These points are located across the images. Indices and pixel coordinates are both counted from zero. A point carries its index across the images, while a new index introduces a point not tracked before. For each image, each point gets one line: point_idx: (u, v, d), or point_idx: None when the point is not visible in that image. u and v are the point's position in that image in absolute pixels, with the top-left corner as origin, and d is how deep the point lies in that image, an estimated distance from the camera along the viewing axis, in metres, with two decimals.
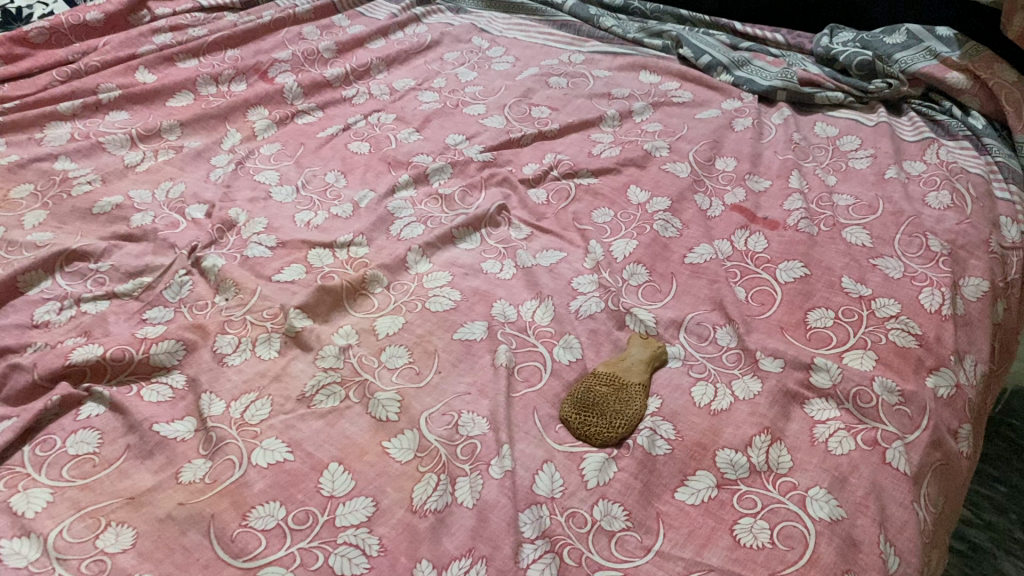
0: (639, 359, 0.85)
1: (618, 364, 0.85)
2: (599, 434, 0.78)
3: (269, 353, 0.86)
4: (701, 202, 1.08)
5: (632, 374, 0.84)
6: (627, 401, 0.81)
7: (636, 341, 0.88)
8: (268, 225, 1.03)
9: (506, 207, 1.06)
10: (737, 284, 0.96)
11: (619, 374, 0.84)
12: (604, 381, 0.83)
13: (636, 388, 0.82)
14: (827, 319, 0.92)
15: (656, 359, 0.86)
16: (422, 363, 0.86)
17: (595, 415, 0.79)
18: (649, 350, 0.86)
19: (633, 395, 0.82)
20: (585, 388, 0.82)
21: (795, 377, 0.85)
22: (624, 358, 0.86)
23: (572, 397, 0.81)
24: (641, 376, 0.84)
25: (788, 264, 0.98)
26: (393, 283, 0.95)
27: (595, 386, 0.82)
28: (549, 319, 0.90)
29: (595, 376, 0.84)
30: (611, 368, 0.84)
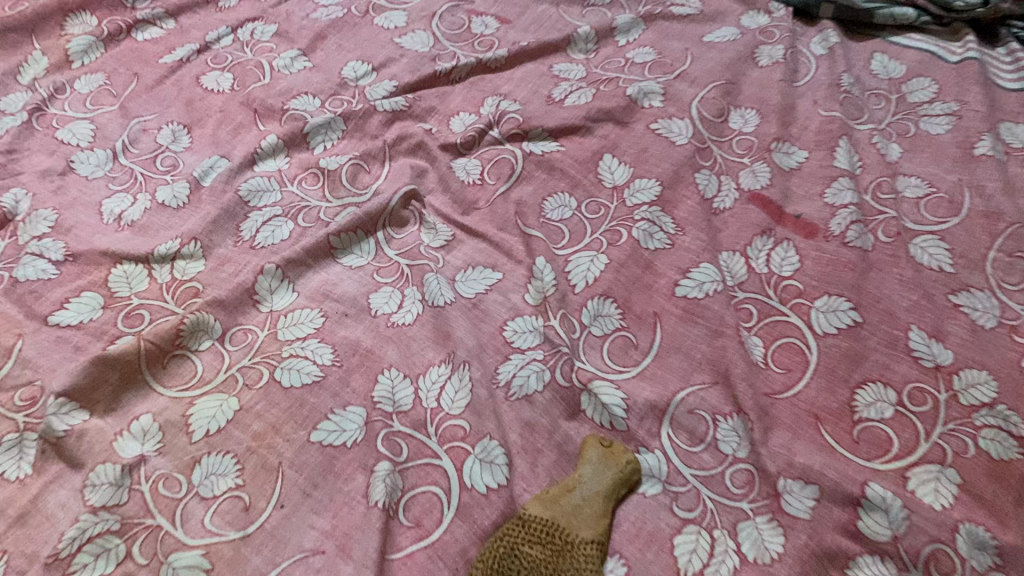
0: (595, 491, 0.55)
1: (561, 499, 0.54)
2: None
3: (17, 473, 0.55)
4: (704, 185, 0.73)
5: (582, 521, 0.53)
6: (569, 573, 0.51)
7: (593, 450, 0.57)
8: (57, 223, 0.69)
9: (417, 194, 0.73)
10: (752, 337, 0.65)
11: (562, 521, 0.53)
12: (537, 535, 0.53)
13: (586, 546, 0.52)
14: (885, 406, 0.60)
15: (622, 486, 0.56)
16: (253, 492, 0.55)
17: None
18: (612, 472, 0.55)
19: (581, 560, 0.52)
20: (505, 550, 0.52)
21: (834, 519, 0.55)
22: (572, 486, 0.55)
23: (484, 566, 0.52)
24: (596, 523, 0.53)
25: (828, 300, 0.66)
26: (229, 333, 0.63)
27: (521, 545, 0.52)
28: (462, 403, 0.59)
29: (524, 522, 0.53)
30: (549, 508, 0.54)
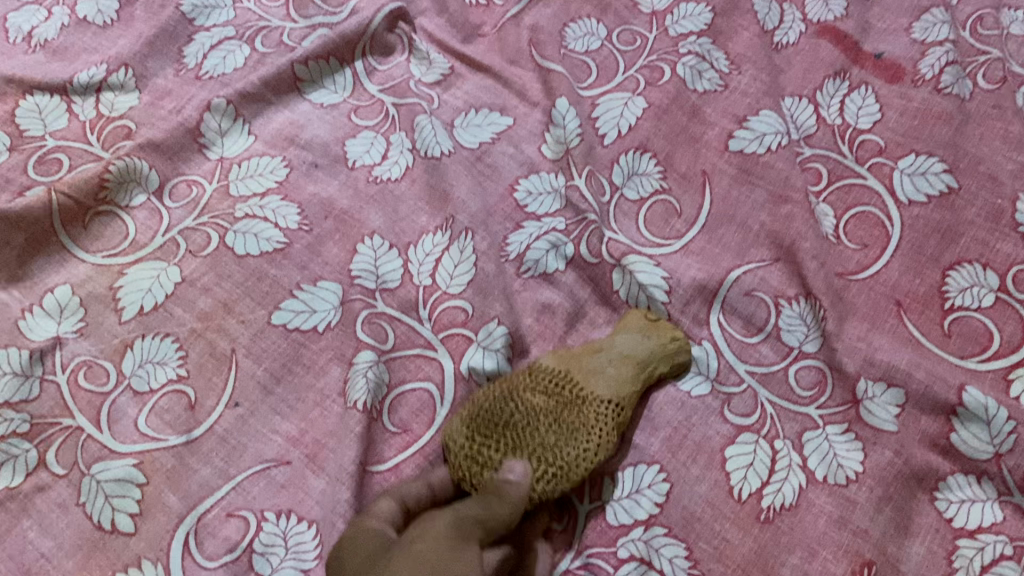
0: (629, 355, 0.43)
1: (584, 357, 0.43)
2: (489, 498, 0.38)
3: None
4: (762, 12, 0.59)
5: (602, 381, 0.42)
6: (573, 431, 0.40)
7: (633, 319, 0.46)
8: None
9: (405, 15, 0.58)
10: (821, 205, 0.53)
11: (578, 376, 0.42)
12: (544, 383, 0.42)
13: (598, 408, 0.41)
14: (984, 293, 0.49)
15: (660, 365, 0.44)
16: (199, 386, 0.44)
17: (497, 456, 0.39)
18: (650, 343, 0.44)
19: (591, 420, 0.41)
20: (499, 394, 0.41)
21: (921, 430, 0.44)
22: (602, 345, 0.44)
23: (470, 410, 0.41)
24: (619, 387, 0.42)
25: (915, 160, 0.53)
26: (170, 186, 0.50)
27: (522, 389, 0.41)
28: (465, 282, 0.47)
29: (532, 369, 0.43)
30: (569, 360, 0.43)
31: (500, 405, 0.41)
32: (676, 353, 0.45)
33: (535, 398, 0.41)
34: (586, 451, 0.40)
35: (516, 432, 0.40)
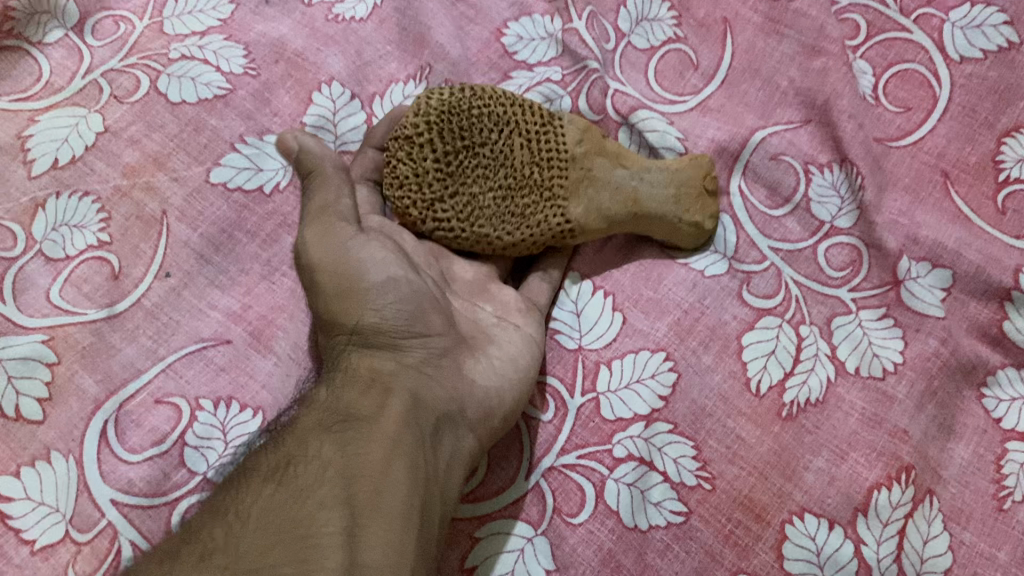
0: (644, 200, 0.38)
1: (606, 161, 0.38)
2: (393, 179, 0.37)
3: None
4: None
5: (591, 198, 0.38)
6: (504, 212, 0.37)
7: (692, 182, 0.39)
8: None
9: None
10: (858, 62, 0.45)
11: (574, 176, 0.37)
12: (543, 149, 0.37)
13: (553, 220, 0.37)
14: None
15: (667, 234, 0.39)
16: (125, 253, 0.37)
17: (440, 158, 0.36)
18: (672, 209, 0.38)
19: (534, 219, 0.37)
20: (498, 120, 0.37)
21: (969, 318, 0.38)
22: (633, 170, 0.38)
23: (471, 97, 0.37)
24: (593, 219, 0.38)
25: (968, 12, 0.45)
26: (92, 21, 0.42)
27: (515, 136, 0.37)
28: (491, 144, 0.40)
29: (548, 123, 0.38)
30: (595, 145, 0.38)
31: (488, 125, 0.37)
32: (682, 236, 0.39)
33: (515, 156, 0.37)
34: (491, 235, 0.37)
35: (474, 159, 0.37)
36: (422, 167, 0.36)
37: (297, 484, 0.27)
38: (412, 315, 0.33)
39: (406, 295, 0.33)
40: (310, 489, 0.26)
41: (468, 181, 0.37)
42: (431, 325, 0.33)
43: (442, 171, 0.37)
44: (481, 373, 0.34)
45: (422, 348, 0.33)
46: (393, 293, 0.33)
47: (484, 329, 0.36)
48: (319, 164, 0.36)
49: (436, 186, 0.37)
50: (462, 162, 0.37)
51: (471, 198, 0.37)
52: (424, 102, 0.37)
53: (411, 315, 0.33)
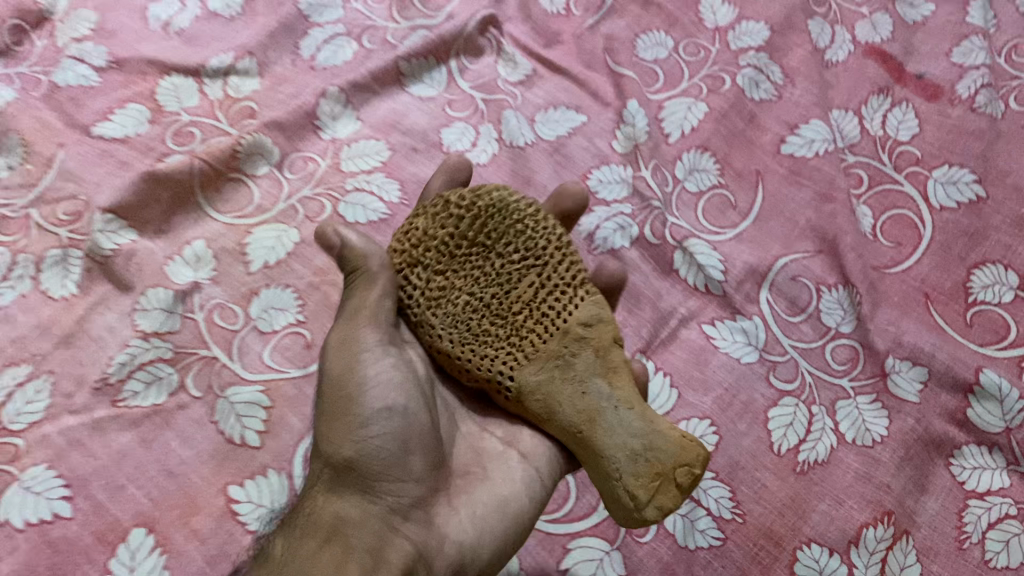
0: (603, 429, 0.38)
1: (591, 369, 0.39)
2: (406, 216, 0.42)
3: (63, 292, 0.51)
4: (817, 34, 0.66)
5: (551, 378, 0.39)
6: (459, 326, 0.40)
7: (658, 464, 0.38)
8: (100, 25, 0.62)
9: (495, 19, 0.65)
10: (861, 204, 0.59)
11: (551, 350, 0.39)
12: (536, 307, 0.40)
13: (502, 370, 0.40)
14: (1005, 289, 0.55)
15: (604, 470, 0.39)
16: (315, 330, 0.51)
17: (459, 233, 0.40)
18: (621, 462, 0.38)
19: (483, 350, 0.40)
20: (523, 261, 0.40)
21: (942, 404, 0.50)
22: (610, 388, 0.39)
23: (525, 227, 0.40)
24: (534, 394, 0.40)
25: (947, 171, 0.59)
26: (288, 160, 0.57)
27: (524, 281, 0.40)
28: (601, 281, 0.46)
29: (571, 290, 0.40)
30: (597, 340, 0.40)
31: (510, 250, 0.40)
32: (623, 505, 0.38)
33: (511, 293, 0.40)
34: (440, 336, 0.40)
35: (482, 263, 0.40)
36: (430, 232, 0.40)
37: None
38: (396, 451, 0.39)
39: (399, 431, 0.39)
40: None
41: (454, 279, 0.40)
42: (414, 470, 0.40)
43: (448, 245, 0.40)
44: (451, 523, 0.41)
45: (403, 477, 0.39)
46: (387, 424, 0.38)
47: (486, 459, 0.44)
48: (362, 260, 0.40)
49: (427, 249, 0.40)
50: (470, 254, 0.40)
51: (445, 291, 0.40)
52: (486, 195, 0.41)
53: (394, 451, 0.39)
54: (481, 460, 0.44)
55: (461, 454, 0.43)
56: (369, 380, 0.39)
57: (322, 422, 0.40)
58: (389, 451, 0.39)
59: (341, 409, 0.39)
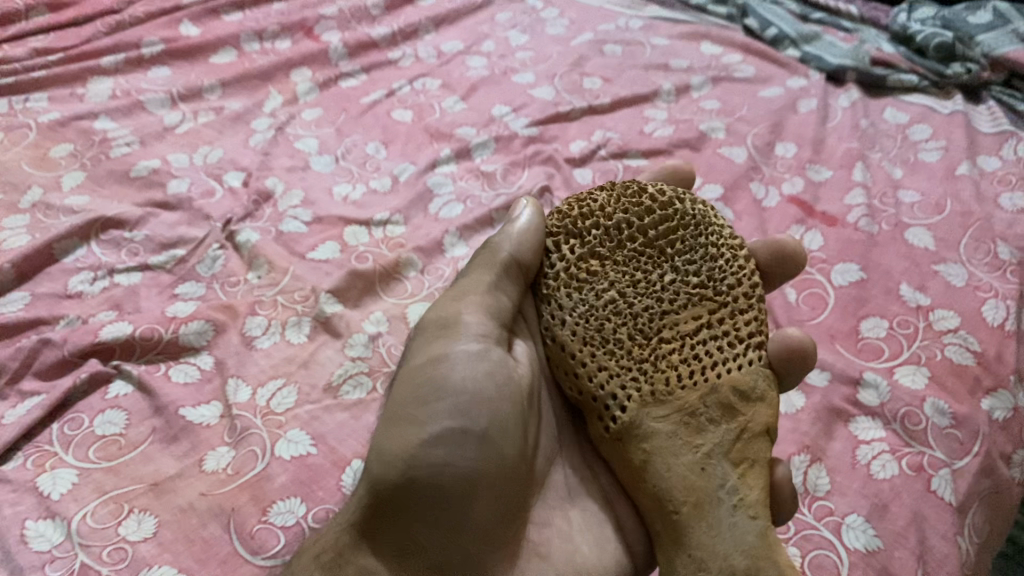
0: (709, 529, 0.52)
1: (714, 472, 0.54)
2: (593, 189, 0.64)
3: (298, 338, 0.84)
4: (756, 191, 1.02)
5: (676, 430, 0.55)
6: (598, 336, 0.59)
7: None
8: (304, 198, 1.00)
9: (549, 187, 1.02)
10: (788, 284, 0.91)
11: (692, 401, 0.56)
12: (687, 342, 0.58)
13: (633, 397, 0.57)
14: (881, 329, 0.87)
15: (705, 563, 0.51)
16: None
17: (637, 223, 0.61)
18: (714, 565, 0.51)
19: (628, 360, 0.58)
20: (691, 298, 0.59)
21: (841, 392, 0.81)
22: (738, 478, 0.54)
23: (705, 274, 0.60)
24: (653, 425, 0.56)
25: (844, 266, 0.93)
26: (427, 268, 0.93)
27: (692, 317, 0.59)
28: (782, 353, 0.60)
29: (738, 350, 0.58)
30: (744, 413, 0.56)
31: (697, 281, 0.60)
32: None
33: (668, 318, 0.59)
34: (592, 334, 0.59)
35: (649, 274, 0.60)
36: (618, 211, 0.62)
37: None
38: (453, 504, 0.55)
39: (448, 479, 0.54)
40: None
41: (614, 274, 0.60)
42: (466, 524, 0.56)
43: (625, 231, 0.61)
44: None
45: (462, 525, 0.56)
46: (433, 468, 0.54)
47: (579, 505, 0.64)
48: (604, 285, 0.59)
49: (609, 225, 0.61)
50: (643, 258, 0.61)
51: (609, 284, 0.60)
52: (679, 214, 0.62)
53: (446, 503, 0.55)
54: (556, 508, 0.63)
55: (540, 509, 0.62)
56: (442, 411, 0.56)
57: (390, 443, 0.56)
58: (451, 492, 0.54)
59: (411, 431, 0.55)
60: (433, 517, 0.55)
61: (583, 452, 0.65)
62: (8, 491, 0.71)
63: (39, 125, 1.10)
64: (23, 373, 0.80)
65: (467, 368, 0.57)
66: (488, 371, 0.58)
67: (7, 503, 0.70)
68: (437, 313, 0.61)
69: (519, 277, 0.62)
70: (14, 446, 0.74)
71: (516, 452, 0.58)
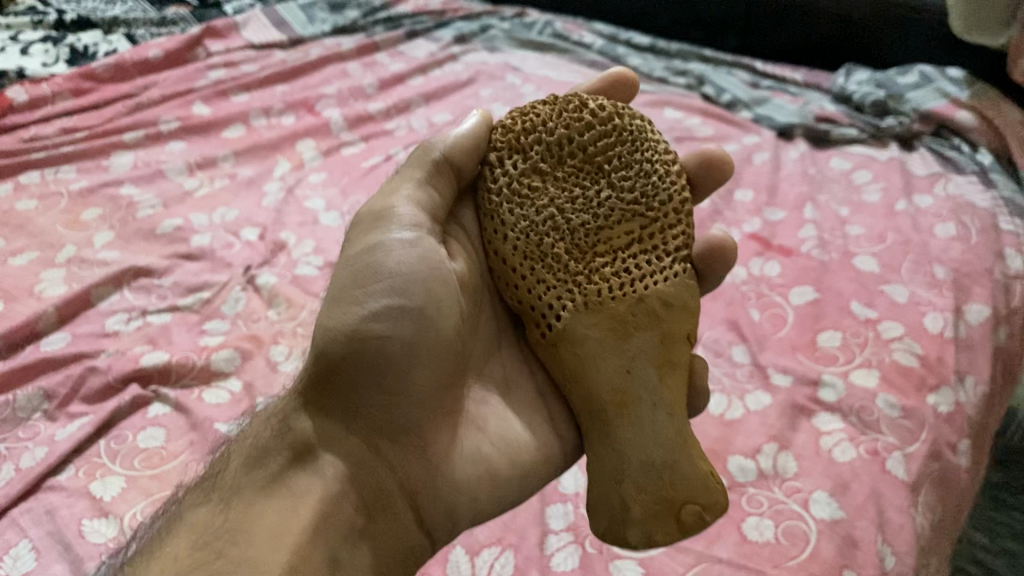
0: (632, 431, 0.63)
1: (641, 381, 0.64)
2: (536, 103, 0.70)
3: None
4: (720, 231, 1.15)
5: (606, 334, 0.65)
6: (536, 245, 0.67)
7: (664, 489, 0.62)
8: (316, 247, 1.11)
9: None
10: (752, 306, 1.03)
11: (623, 309, 0.65)
12: (616, 249, 0.67)
13: (571, 302, 0.66)
14: (836, 339, 0.98)
15: (627, 458, 0.63)
16: None
17: (578, 143, 0.67)
18: (635, 462, 0.63)
19: (567, 267, 0.66)
20: (624, 211, 0.67)
21: (803, 392, 0.92)
22: (658, 380, 0.64)
23: (637, 190, 0.67)
24: (584, 327, 0.65)
25: (801, 290, 1.05)
26: None
27: (623, 232, 0.67)
28: (704, 250, 0.71)
29: (663, 263, 0.67)
30: (665, 321, 0.65)
31: (631, 198, 0.67)
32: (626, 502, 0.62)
33: (601, 232, 0.67)
34: (530, 241, 0.67)
35: (585, 190, 0.67)
36: (559, 126, 0.67)
37: (237, 481, 0.62)
38: (393, 372, 0.65)
39: (387, 348, 0.64)
40: (240, 488, 0.62)
41: (553, 191, 0.67)
42: (405, 391, 0.65)
43: (566, 150, 0.67)
44: (443, 445, 0.68)
45: (402, 391, 0.65)
46: (376, 338, 0.64)
47: (512, 395, 0.73)
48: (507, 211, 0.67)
49: (551, 140, 0.67)
50: (580, 177, 0.67)
51: (546, 198, 0.67)
52: (616, 136, 0.68)
53: (386, 371, 0.64)
54: (489, 393, 0.72)
55: (476, 390, 0.71)
56: (383, 282, 0.65)
57: (337, 310, 0.65)
58: (391, 360, 0.64)
59: (354, 300, 0.65)
60: (374, 379, 0.64)
61: (518, 347, 0.74)
62: (63, 496, 0.79)
63: (70, 192, 1.21)
64: (72, 398, 0.89)
65: (400, 254, 0.65)
66: (422, 257, 0.66)
67: (64, 506, 0.78)
68: (373, 207, 0.68)
69: (452, 178, 0.69)
70: (66, 459, 0.83)
71: (451, 334, 0.67)
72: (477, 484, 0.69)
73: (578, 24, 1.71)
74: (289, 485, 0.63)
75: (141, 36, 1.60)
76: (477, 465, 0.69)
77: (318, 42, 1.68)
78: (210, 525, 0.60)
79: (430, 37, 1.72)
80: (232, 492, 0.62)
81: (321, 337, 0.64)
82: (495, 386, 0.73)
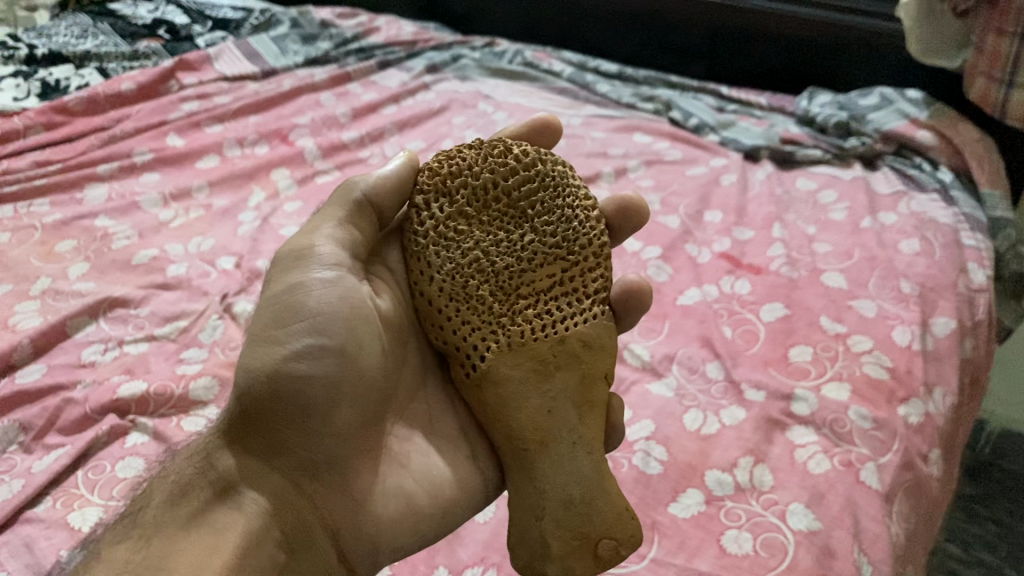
0: (552, 470, 0.64)
1: (562, 420, 0.65)
2: (462, 147, 0.71)
3: None
4: (691, 251, 1.17)
5: (528, 374, 0.66)
6: (460, 286, 0.68)
7: (582, 527, 0.64)
8: None
9: None
10: (725, 324, 1.05)
11: (546, 350, 0.66)
12: (537, 291, 0.68)
13: (496, 343, 0.67)
14: (808, 354, 1.00)
15: (546, 495, 0.64)
16: None
17: (502, 189, 0.68)
18: (555, 500, 0.64)
19: (491, 308, 0.67)
20: (545, 254, 0.68)
21: (777, 406, 0.93)
22: (578, 419, 0.65)
23: (558, 234, 0.68)
24: (507, 368, 0.66)
25: (772, 307, 1.07)
26: None
27: (545, 275, 0.68)
28: (620, 292, 0.73)
29: (582, 304, 0.68)
30: (586, 361, 0.67)
31: (552, 242, 0.68)
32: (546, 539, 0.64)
33: (523, 275, 0.68)
34: (454, 282, 0.68)
35: (508, 234, 0.68)
36: (484, 170, 0.68)
37: (156, 519, 0.61)
38: (315, 410, 0.65)
39: (308, 387, 0.64)
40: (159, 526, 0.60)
41: (479, 235, 0.68)
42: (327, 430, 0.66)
43: (490, 194, 0.68)
44: (364, 484, 0.68)
45: (323, 430, 0.66)
46: (297, 376, 0.64)
47: (435, 433, 0.74)
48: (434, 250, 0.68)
49: (476, 184, 0.68)
50: (504, 220, 0.68)
51: (470, 241, 0.68)
52: (538, 181, 0.69)
53: (308, 409, 0.65)
54: (412, 432, 0.73)
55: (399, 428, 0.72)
56: (305, 321, 0.65)
57: (259, 351, 0.65)
58: (312, 399, 0.65)
59: (276, 340, 0.65)
60: (297, 419, 0.65)
61: (443, 384, 0.75)
62: (41, 527, 0.78)
63: (43, 225, 1.20)
64: (48, 429, 0.89)
65: (322, 294, 0.66)
66: (343, 295, 0.66)
67: (41, 538, 0.77)
68: (293, 245, 0.69)
69: (373, 217, 0.70)
70: (43, 491, 0.82)
71: (373, 372, 0.68)
72: (400, 521, 0.69)
73: (547, 53, 1.75)
74: (211, 522, 0.62)
75: (113, 70, 1.61)
76: (401, 501, 0.69)
77: (290, 73, 1.70)
78: (130, 561, 0.58)
79: (401, 67, 1.74)
80: (153, 529, 0.60)
81: (244, 376, 0.64)
82: (418, 424, 0.73)
